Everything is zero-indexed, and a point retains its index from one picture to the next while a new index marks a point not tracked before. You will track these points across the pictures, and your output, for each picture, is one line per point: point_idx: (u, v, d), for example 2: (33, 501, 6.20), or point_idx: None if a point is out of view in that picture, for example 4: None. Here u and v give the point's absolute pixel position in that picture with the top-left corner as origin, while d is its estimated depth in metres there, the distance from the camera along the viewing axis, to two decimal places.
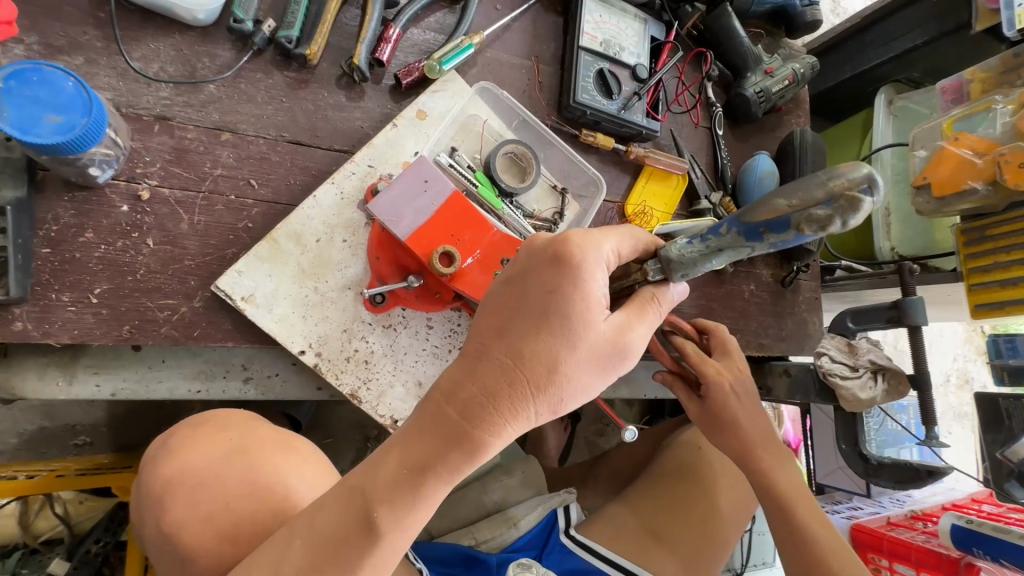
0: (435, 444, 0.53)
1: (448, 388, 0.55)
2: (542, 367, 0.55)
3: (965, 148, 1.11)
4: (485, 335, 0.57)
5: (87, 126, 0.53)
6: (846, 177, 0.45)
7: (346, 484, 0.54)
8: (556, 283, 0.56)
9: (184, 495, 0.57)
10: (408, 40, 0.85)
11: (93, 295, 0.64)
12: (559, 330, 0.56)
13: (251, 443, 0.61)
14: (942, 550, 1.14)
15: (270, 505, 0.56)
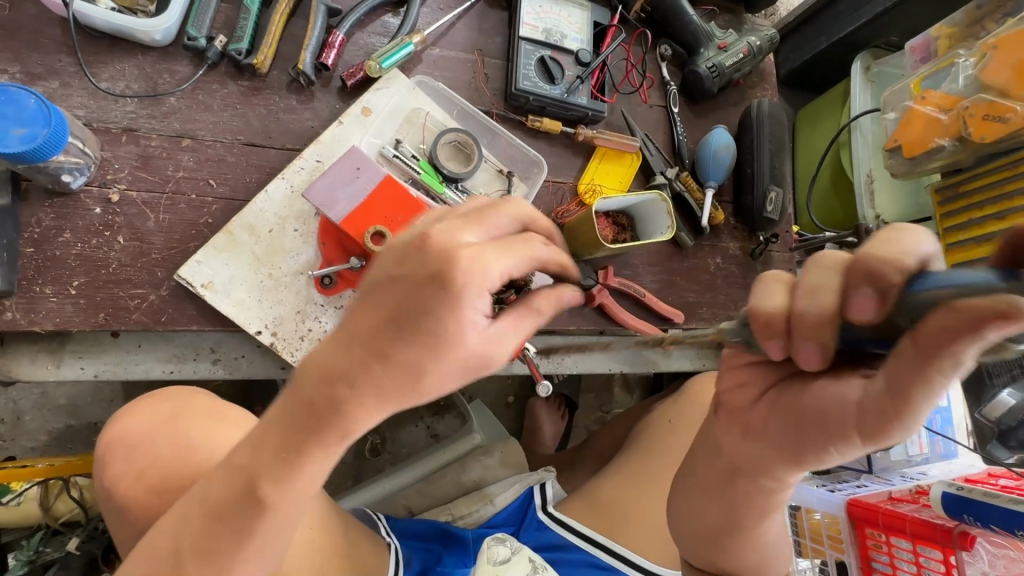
0: (309, 431, 0.48)
1: (318, 376, 0.47)
2: (408, 375, 0.46)
3: (930, 106, 1.07)
4: (352, 339, 0.47)
5: (47, 136, 0.63)
6: None
7: (231, 461, 0.52)
8: (437, 296, 0.44)
9: (122, 454, 0.67)
10: (354, 44, 0.92)
11: (71, 287, 0.73)
12: (429, 338, 0.45)
13: (183, 411, 0.70)
14: (936, 521, 1.10)
15: (185, 462, 0.65)
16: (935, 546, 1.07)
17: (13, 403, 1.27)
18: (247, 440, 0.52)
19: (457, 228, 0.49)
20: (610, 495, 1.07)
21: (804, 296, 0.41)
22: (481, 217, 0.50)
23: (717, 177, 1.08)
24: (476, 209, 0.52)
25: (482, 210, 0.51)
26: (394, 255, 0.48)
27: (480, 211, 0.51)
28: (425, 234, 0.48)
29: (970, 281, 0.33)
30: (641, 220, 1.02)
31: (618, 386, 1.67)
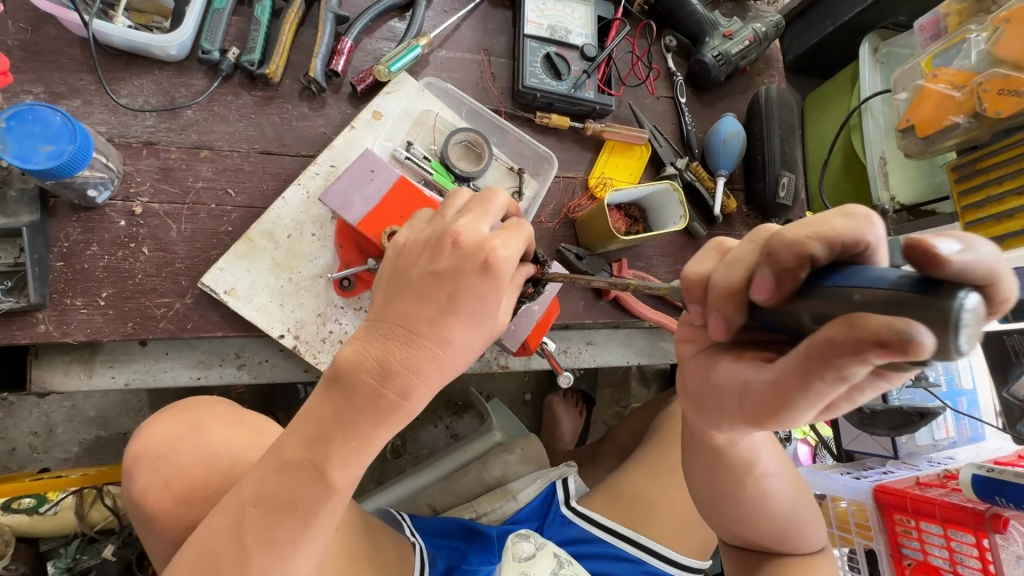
0: (369, 416, 0.54)
1: (377, 365, 0.54)
2: (459, 348, 0.56)
3: (943, 83, 1.07)
4: (408, 327, 0.55)
5: (73, 152, 0.65)
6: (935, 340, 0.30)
7: (280, 456, 0.54)
8: (482, 284, 0.55)
9: (147, 467, 0.67)
10: (362, 50, 0.93)
11: (100, 298, 0.75)
12: (477, 316, 0.56)
13: (203, 421, 0.71)
14: (967, 504, 1.08)
15: (217, 470, 0.66)
16: (966, 529, 1.06)
17: (45, 416, 1.30)
18: (297, 437, 0.54)
19: (472, 222, 0.58)
20: (632, 487, 1.06)
21: (725, 265, 0.47)
22: (484, 210, 0.59)
23: (728, 165, 1.08)
24: (472, 202, 0.61)
25: (476, 203, 0.60)
26: (429, 252, 0.57)
27: (476, 204, 0.60)
28: (453, 233, 0.56)
29: (875, 283, 0.35)
30: (653, 211, 1.02)
31: (636, 380, 1.67)
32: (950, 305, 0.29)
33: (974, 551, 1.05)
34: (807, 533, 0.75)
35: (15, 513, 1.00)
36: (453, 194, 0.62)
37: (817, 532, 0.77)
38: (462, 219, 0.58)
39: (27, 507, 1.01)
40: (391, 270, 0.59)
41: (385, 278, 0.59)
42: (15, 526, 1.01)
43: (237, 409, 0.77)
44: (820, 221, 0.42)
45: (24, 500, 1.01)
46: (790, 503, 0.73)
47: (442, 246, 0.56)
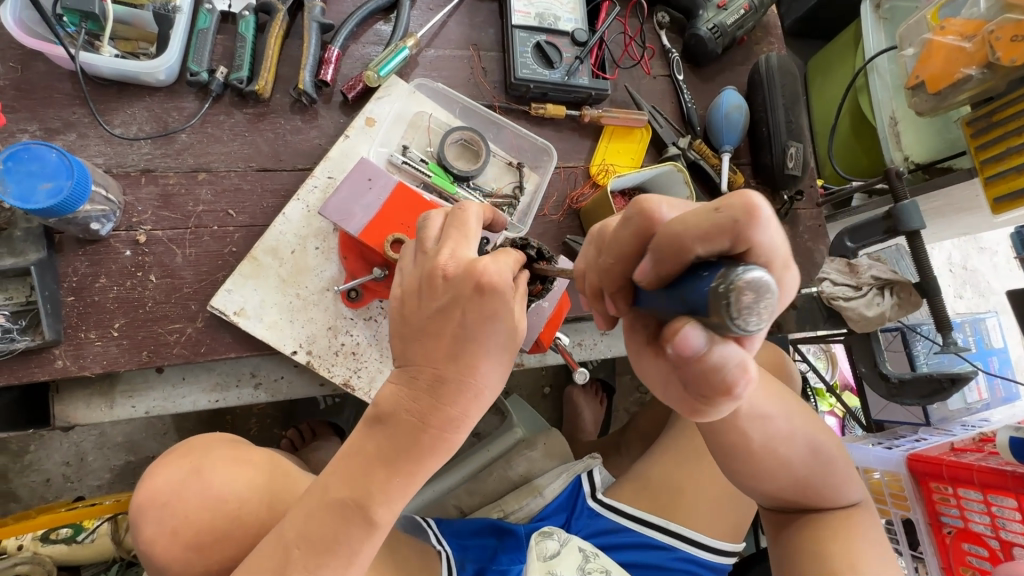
0: (413, 455, 0.53)
1: (417, 408, 0.53)
2: (490, 375, 0.53)
3: (951, 35, 1.03)
4: (435, 366, 0.53)
5: (71, 187, 0.65)
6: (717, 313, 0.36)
7: (323, 496, 0.55)
8: (485, 307, 0.52)
9: (153, 514, 0.63)
10: (350, 56, 0.92)
11: (114, 329, 0.76)
12: (495, 339, 0.53)
13: (206, 463, 0.66)
14: (1007, 467, 1.04)
15: (226, 514, 0.62)
16: (1006, 493, 1.03)
17: (76, 445, 1.32)
18: (340, 474, 0.55)
19: (454, 248, 0.55)
20: (659, 474, 1.04)
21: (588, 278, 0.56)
22: (460, 232, 0.56)
23: (732, 139, 1.05)
24: (447, 226, 0.57)
25: (451, 227, 0.57)
26: (425, 292, 0.54)
27: (449, 230, 0.56)
28: (440, 267, 0.54)
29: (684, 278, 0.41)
30: (658, 194, 1.00)
31: None
32: (726, 283, 0.35)
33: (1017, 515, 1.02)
34: (840, 486, 0.72)
35: (54, 543, 1.03)
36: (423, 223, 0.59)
37: (851, 485, 0.74)
38: (443, 248, 0.55)
39: (65, 537, 1.03)
40: (398, 317, 0.56)
41: (394, 324, 0.56)
42: (56, 556, 1.03)
43: (241, 442, 0.72)
44: (611, 239, 0.49)
45: (62, 530, 1.04)
46: (811, 456, 0.70)
47: (437, 279, 0.53)
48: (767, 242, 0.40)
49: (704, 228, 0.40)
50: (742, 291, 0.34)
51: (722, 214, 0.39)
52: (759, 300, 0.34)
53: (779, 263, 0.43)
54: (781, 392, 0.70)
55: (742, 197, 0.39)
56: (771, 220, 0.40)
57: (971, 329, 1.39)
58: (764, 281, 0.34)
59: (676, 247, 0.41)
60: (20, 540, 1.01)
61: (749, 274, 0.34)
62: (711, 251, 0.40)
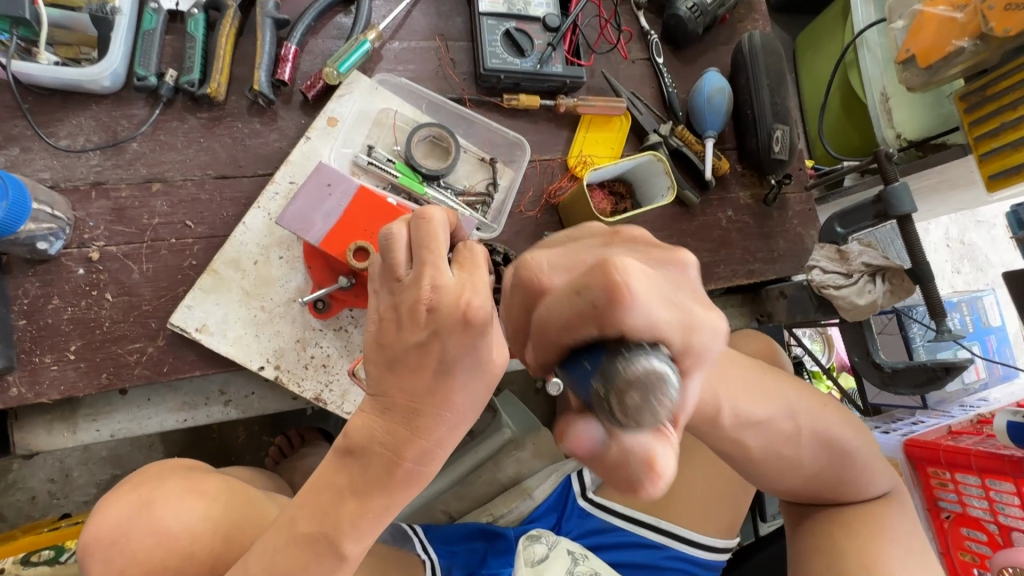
0: (386, 487, 0.51)
1: (388, 436, 0.50)
2: (468, 405, 0.50)
3: (942, 6, 0.98)
4: (413, 401, 0.49)
5: (7, 210, 0.61)
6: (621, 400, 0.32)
7: (293, 530, 0.53)
8: (470, 339, 0.46)
9: (99, 556, 0.60)
10: (308, 52, 0.87)
11: (69, 352, 0.72)
12: (476, 370, 0.48)
13: (155, 496, 0.63)
14: (1005, 451, 1.01)
15: (177, 550, 0.60)
16: (1005, 478, 1.00)
17: (59, 462, 1.30)
18: (309, 507, 0.53)
19: (431, 274, 0.47)
20: None
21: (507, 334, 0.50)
22: (434, 255, 0.47)
23: (715, 124, 1.01)
24: (416, 246, 0.48)
25: (422, 248, 0.47)
26: (403, 323, 0.48)
27: (421, 251, 0.47)
28: (422, 298, 0.46)
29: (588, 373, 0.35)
30: (639, 184, 0.96)
31: None
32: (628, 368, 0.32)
33: (1016, 500, 0.99)
34: (866, 479, 0.68)
35: (36, 565, 1.00)
36: (385, 241, 0.50)
37: (878, 477, 0.69)
38: (420, 275, 0.47)
39: (47, 558, 1.01)
40: (373, 347, 0.50)
41: (369, 355, 0.50)
42: None
43: (195, 470, 0.69)
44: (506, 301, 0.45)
45: (43, 552, 1.01)
46: (824, 450, 0.65)
47: (417, 314, 0.47)
48: (640, 322, 0.33)
49: (566, 316, 0.35)
50: (626, 390, 0.31)
51: (582, 298, 0.34)
52: (648, 395, 0.31)
53: (670, 335, 0.34)
54: (781, 384, 0.63)
55: (602, 275, 0.33)
56: (641, 296, 0.33)
57: (969, 309, 1.36)
58: (653, 374, 0.31)
59: (548, 336, 0.37)
60: (0, 564, 0.98)
61: (634, 369, 0.32)
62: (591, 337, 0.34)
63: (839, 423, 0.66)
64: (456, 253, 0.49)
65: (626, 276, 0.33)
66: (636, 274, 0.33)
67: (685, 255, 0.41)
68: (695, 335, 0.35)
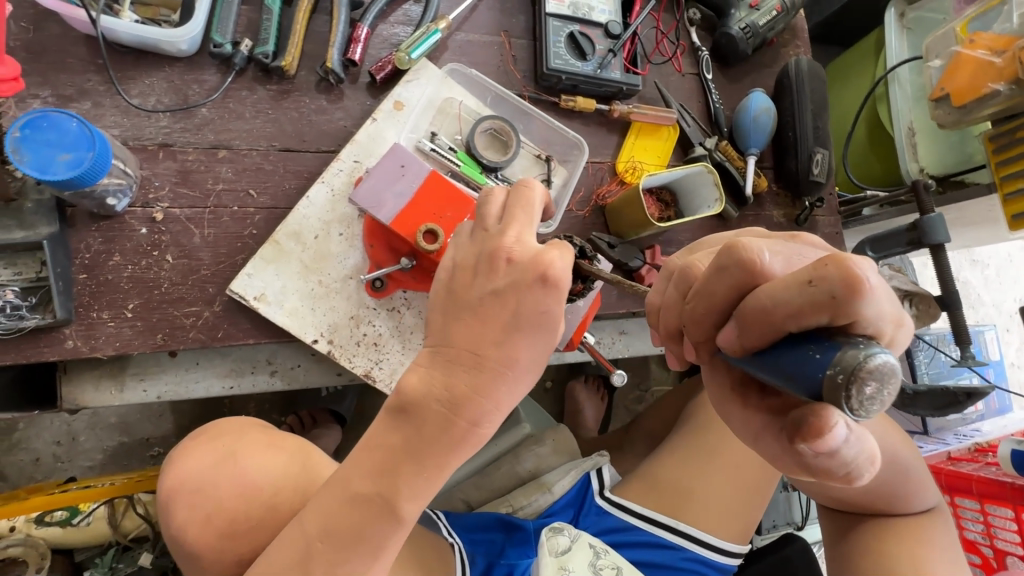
0: (440, 446, 0.50)
1: (446, 395, 0.49)
2: (530, 367, 0.50)
3: (981, 49, 1.03)
4: (477, 353, 0.49)
5: (93, 159, 0.62)
6: (855, 383, 0.34)
7: (347, 489, 0.52)
8: (545, 296, 0.49)
9: (184, 501, 0.62)
10: (378, 36, 0.88)
11: (127, 310, 0.72)
12: (544, 332, 0.50)
13: (239, 447, 0.65)
14: (1005, 479, 1.07)
15: (260, 501, 0.62)
16: (1005, 504, 1.06)
17: (67, 424, 1.28)
18: (362, 466, 0.52)
19: (518, 230, 0.52)
20: (669, 476, 1.04)
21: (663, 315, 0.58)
22: (528, 212, 0.53)
23: (759, 143, 1.04)
24: (511, 204, 0.54)
25: (517, 206, 0.53)
26: (480, 272, 0.51)
27: (515, 208, 0.53)
28: (503, 248, 0.51)
29: (807, 369, 0.37)
30: (684, 194, 0.99)
31: (655, 363, 1.62)
32: (863, 360, 0.34)
33: (1012, 525, 1.05)
34: (916, 490, 0.72)
35: (48, 525, 0.98)
36: (484, 197, 0.55)
37: (927, 491, 0.73)
38: (507, 228, 0.52)
39: (60, 519, 0.99)
40: (443, 294, 0.52)
41: (438, 301, 0.52)
42: (50, 539, 0.99)
43: (269, 428, 0.72)
44: (704, 287, 0.48)
45: (56, 512, 0.99)
46: (886, 466, 0.69)
47: (497, 261, 0.50)
48: (870, 313, 0.38)
49: (797, 303, 0.40)
50: (865, 382, 0.34)
51: (817, 288, 0.39)
52: (883, 390, 0.34)
53: (885, 329, 0.40)
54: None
55: (836, 266, 0.38)
56: (875, 291, 0.38)
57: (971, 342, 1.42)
58: (889, 368, 0.34)
59: (770, 320, 0.42)
60: (13, 521, 0.97)
61: (873, 363, 0.34)
62: (820, 322, 0.39)
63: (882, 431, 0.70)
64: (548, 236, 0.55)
65: (864, 270, 0.38)
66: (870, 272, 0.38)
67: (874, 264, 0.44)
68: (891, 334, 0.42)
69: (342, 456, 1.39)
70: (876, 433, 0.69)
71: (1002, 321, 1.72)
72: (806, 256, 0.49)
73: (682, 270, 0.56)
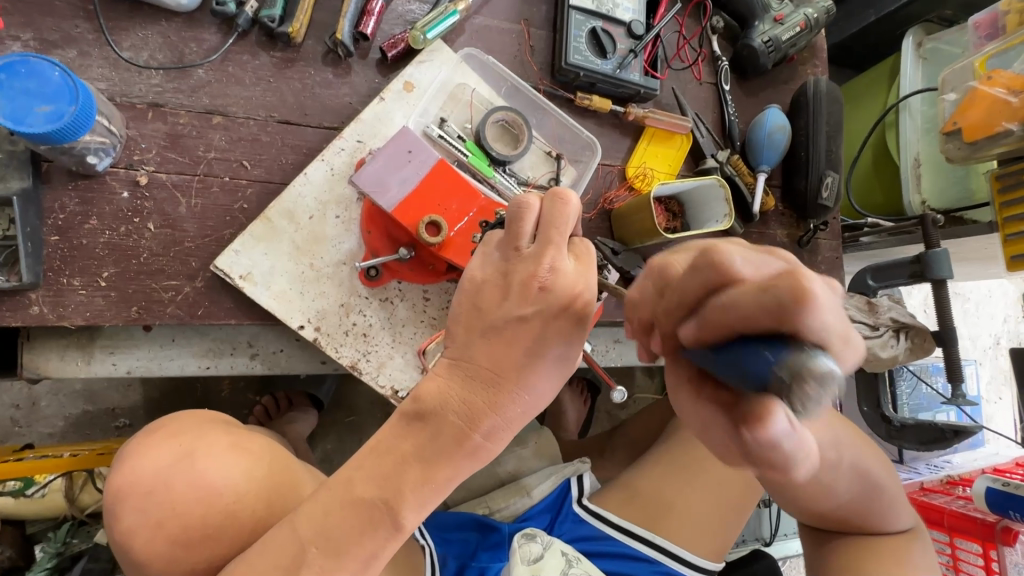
0: (451, 460, 0.48)
1: (464, 409, 0.48)
2: (543, 394, 0.50)
3: (998, 87, 1.01)
4: (498, 373, 0.48)
5: (74, 114, 0.57)
6: (804, 371, 0.28)
7: (349, 493, 0.49)
8: (570, 330, 0.48)
9: (134, 504, 0.59)
10: (392, 11, 0.83)
11: (101, 278, 0.68)
12: (563, 360, 0.49)
13: (199, 446, 0.62)
14: (977, 515, 1.09)
15: (219, 508, 0.58)
16: (975, 539, 1.08)
17: (28, 388, 1.22)
18: (349, 477, 0.49)
19: (553, 256, 0.47)
20: (650, 486, 1.03)
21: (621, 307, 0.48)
22: (560, 236, 0.47)
23: (771, 160, 1.02)
24: (544, 226, 0.47)
25: (552, 225, 0.47)
26: (508, 293, 0.48)
27: (550, 229, 0.47)
28: (540, 275, 0.47)
29: (755, 367, 0.30)
30: (693, 205, 0.96)
31: (641, 371, 1.61)
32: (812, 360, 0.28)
33: (978, 558, 1.09)
34: (898, 509, 0.72)
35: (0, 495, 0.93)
36: (516, 212, 0.48)
37: (905, 512, 0.73)
38: (542, 254, 0.47)
39: (12, 489, 0.93)
40: (467, 310, 0.49)
41: (461, 318, 0.49)
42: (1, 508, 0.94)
43: (234, 428, 0.68)
44: (672, 284, 0.39)
45: (9, 483, 0.93)
46: (862, 484, 0.69)
47: (527, 289, 0.47)
48: (820, 326, 0.28)
49: (747, 308, 0.30)
50: (806, 382, 0.27)
51: (769, 294, 0.29)
52: (825, 393, 0.28)
53: (838, 346, 0.30)
54: (829, 421, 0.68)
55: (791, 276, 0.29)
56: (826, 301, 0.28)
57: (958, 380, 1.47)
58: (833, 373, 0.27)
59: (721, 320, 0.32)
60: None
61: (816, 367, 0.27)
62: (760, 326, 0.30)
63: (873, 461, 0.71)
64: (569, 245, 0.51)
65: (815, 281, 0.28)
66: (823, 282, 0.29)
67: (823, 281, 0.33)
68: (858, 365, 0.31)
69: (316, 441, 1.35)
70: (850, 451, 0.68)
71: (979, 355, 1.75)
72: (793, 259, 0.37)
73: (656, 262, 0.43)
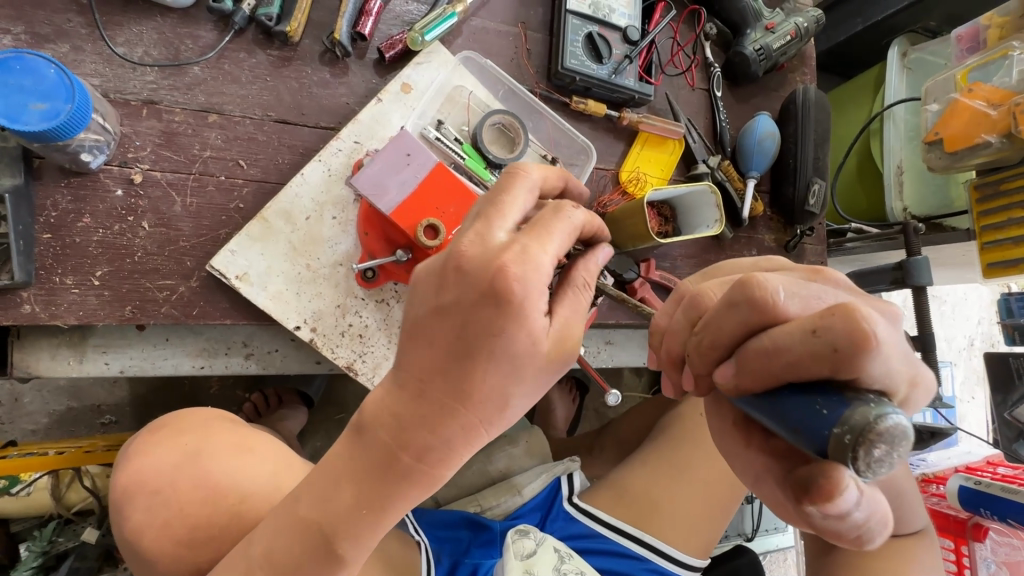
0: (388, 482, 0.48)
1: (393, 426, 0.46)
2: (481, 395, 0.45)
3: (979, 100, 1.05)
4: (422, 380, 0.45)
5: (70, 112, 0.57)
6: (859, 433, 0.33)
7: (296, 511, 0.50)
8: (497, 316, 0.43)
9: (143, 502, 0.60)
10: (389, 11, 0.83)
11: (94, 277, 0.67)
12: (501, 354, 0.44)
13: (205, 446, 0.63)
14: (950, 511, 1.14)
15: (223, 509, 0.59)
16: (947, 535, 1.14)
17: (10, 385, 1.20)
18: (313, 493, 0.50)
19: (479, 230, 0.47)
20: (639, 486, 1.05)
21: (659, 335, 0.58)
22: (496, 212, 0.48)
23: (761, 166, 1.03)
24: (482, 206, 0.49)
25: (489, 203, 0.49)
26: (432, 280, 0.46)
27: (487, 206, 0.49)
28: (456, 254, 0.45)
29: (815, 428, 0.36)
30: (684, 210, 0.98)
31: (629, 370, 1.64)
32: (874, 415, 0.33)
33: (950, 554, 1.14)
34: (907, 512, 0.74)
35: None
36: None
37: (920, 513, 0.75)
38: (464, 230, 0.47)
39: None
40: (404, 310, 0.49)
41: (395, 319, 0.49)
42: None
43: (241, 424, 0.69)
44: (711, 321, 0.47)
45: None
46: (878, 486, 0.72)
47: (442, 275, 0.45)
48: (875, 371, 0.38)
49: (799, 352, 0.39)
50: (873, 445, 0.33)
51: (820, 339, 0.38)
52: (891, 454, 0.33)
53: (893, 384, 0.40)
54: None
55: (848, 320, 0.37)
56: (883, 344, 0.37)
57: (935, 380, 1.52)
58: (900, 431, 0.32)
59: (769, 363, 0.42)
60: None
61: (880, 427, 0.33)
62: (817, 373, 0.39)
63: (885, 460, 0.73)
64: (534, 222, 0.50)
65: (874, 326, 0.37)
66: (880, 324, 0.37)
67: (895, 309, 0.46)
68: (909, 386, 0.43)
69: (306, 438, 1.35)
70: None
71: (954, 356, 1.81)
72: (825, 294, 0.47)
73: (692, 295, 0.53)
